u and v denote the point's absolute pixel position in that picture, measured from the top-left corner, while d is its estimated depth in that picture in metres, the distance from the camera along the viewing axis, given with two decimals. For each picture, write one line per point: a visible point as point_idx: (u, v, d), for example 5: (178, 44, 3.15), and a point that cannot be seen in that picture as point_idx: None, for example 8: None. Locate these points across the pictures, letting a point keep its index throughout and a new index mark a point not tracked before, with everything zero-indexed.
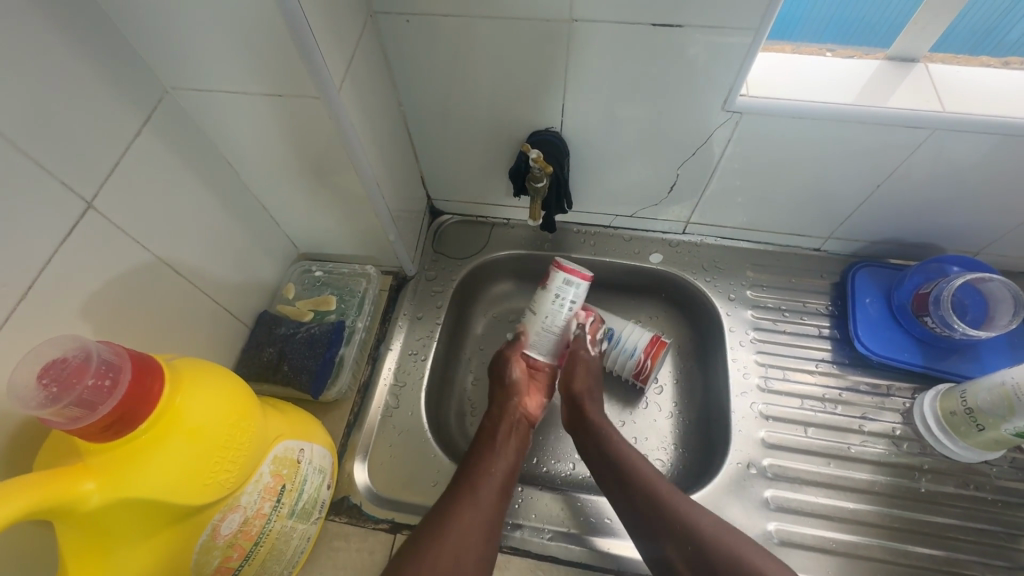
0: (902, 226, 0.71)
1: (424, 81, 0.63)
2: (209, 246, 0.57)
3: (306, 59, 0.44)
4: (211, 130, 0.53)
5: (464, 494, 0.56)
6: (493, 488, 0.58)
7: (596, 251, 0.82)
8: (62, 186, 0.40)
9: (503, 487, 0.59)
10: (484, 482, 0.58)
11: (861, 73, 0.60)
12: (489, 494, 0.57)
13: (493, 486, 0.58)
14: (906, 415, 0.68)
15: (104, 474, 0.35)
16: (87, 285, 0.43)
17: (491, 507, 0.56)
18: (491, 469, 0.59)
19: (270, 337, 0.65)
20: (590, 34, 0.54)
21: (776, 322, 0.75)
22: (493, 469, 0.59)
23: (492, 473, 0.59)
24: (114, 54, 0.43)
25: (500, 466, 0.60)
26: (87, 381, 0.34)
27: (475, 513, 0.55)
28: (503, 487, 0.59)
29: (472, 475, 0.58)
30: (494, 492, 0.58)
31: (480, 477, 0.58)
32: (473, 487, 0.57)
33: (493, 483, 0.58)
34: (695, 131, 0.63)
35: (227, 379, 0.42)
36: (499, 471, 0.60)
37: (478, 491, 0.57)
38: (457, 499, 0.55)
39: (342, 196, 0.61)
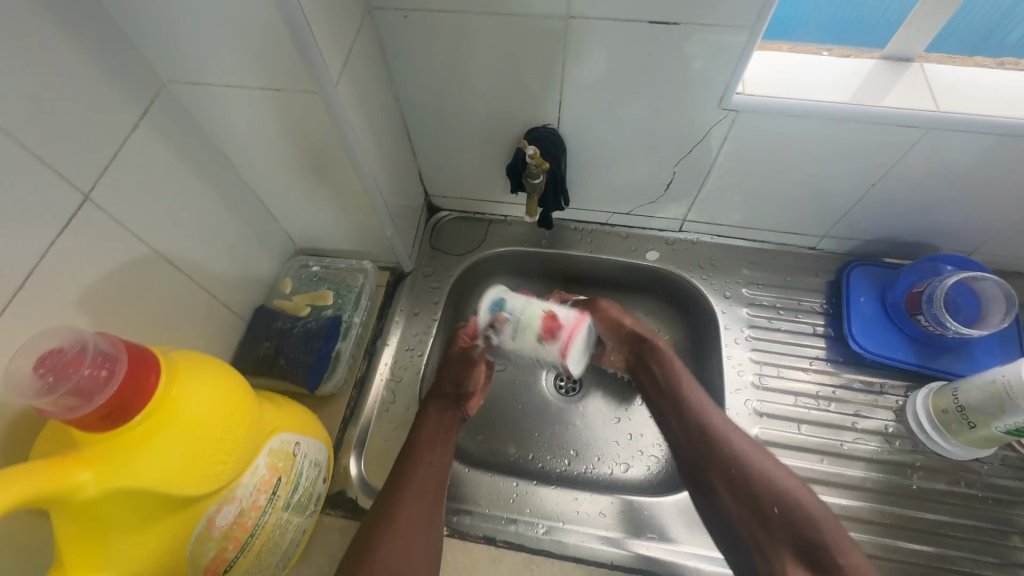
0: (896, 225, 0.72)
1: (421, 77, 0.63)
2: (206, 240, 0.57)
3: (302, 53, 0.44)
4: (209, 125, 0.54)
5: (401, 487, 0.55)
6: (428, 477, 0.56)
7: (592, 248, 0.82)
8: (58, 179, 0.41)
9: (439, 475, 0.57)
10: (419, 472, 0.56)
11: (857, 71, 0.60)
12: (423, 484, 0.56)
13: (429, 474, 0.57)
14: (899, 412, 0.68)
15: (99, 463, 0.35)
16: (84, 277, 0.44)
17: (428, 496, 0.55)
18: (427, 458, 0.58)
19: (268, 331, 0.65)
20: (588, 31, 0.54)
21: (770, 320, 0.75)
22: (426, 458, 0.58)
23: (427, 463, 0.57)
24: (111, 47, 0.44)
25: (433, 454, 0.59)
26: (82, 370, 0.34)
27: (412, 504, 0.54)
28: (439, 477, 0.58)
29: (406, 467, 0.56)
30: (430, 480, 0.56)
31: (415, 468, 0.56)
32: (408, 478, 0.55)
33: (429, 470, 0.57)
34: (692, 129, 0.64)
35: (223, 372, 0.42)
36: (435, 458, 0.58)
37: (412, 482, 0.55)
38: (392, 493, 0.54)
39: (339, 191, 0.61)
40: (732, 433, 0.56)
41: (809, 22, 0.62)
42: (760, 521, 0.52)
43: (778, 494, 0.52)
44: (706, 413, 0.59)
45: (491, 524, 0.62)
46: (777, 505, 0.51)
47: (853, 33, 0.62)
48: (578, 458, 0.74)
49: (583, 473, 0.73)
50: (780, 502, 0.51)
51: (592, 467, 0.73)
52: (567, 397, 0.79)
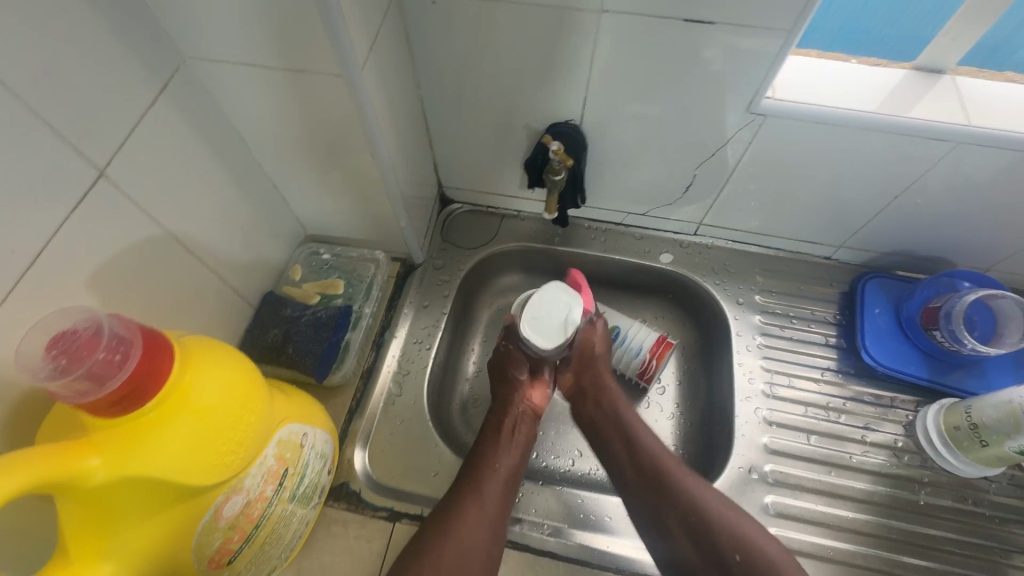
0: (914, 238, 0.71)
1: (445, 65, 0.61)
2: (219, 223, 0.56)
3: (330, 34, 0.42)
4: (227, 104, 0.52)
5: (475, 490, 0.56)
6: (500, 484, 0.57)
7: (605, 248, 0.81)
8: (74, 153, 0.39)
9: (510, 484, 0.58)
10: (493, 479, 0.57)
11: (886, 82, 0.59)
12: (495, 492, 0.56)
13: (500, 483, 0.57)
14: (908, 427, 0.68)
15: (109, 450, 0.34)
16: (94, 256, 0.42)
17: (497, 506, 0.55)
18: (502, 465, 0.59)
19: (276, 318, 0.64)
20: (620, 26, 0.53)
21: (782, 328, 0.75)
22: (501, 466, 0.59)
23: (498, 471, 0.58)
24: (131, 17, 0.42)
25: (507, 464, 0.59)
26: (97, 354, 0.33)
27: (483, 511, 0.54)
28: (507, 488, 0.58)
29: (481, 470, 0.58)
30: (500, 490, 0.57)
31: (487, 476, 0.57)
32: (482, 484, 0.56)
33: (501, 480, 0.58)
34: (717, 132, 0.62)
35: (236, 360, 0.41)
36: (508, 466, 0.59)
37: (486, 489, 0.56)
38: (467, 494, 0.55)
39: (355, 179, 0.60)
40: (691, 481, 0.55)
41: (841, 29, 0.59)
42: (691, 544, 0.52)
43: (740, 543, 0.49)
44: (670, 471, 0.56)
45: None
46: (739, 553, 0.49)
47: (881, 46, 0.60)
48: (582, 459, 0.73)
49: (587, 474, 0.73)
50: (742, 550, 0.49)
51: (595, 469, 0.73)
52: None
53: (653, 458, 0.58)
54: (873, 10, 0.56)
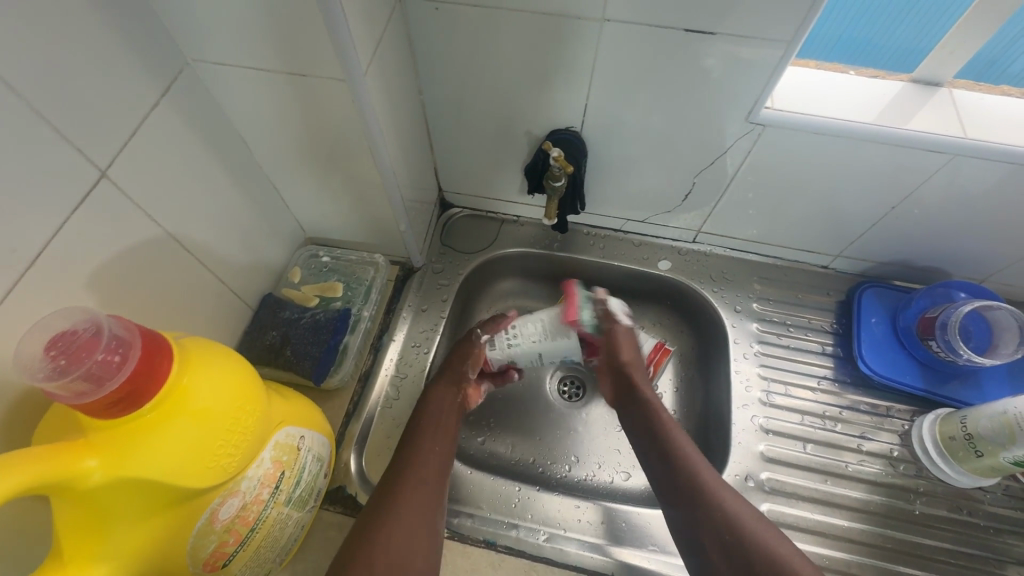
0: (911, 249, 0.72)
1: (446, 71, 0.62)
2: (220, 225, 0.56)
3: (334, 38, 0.42)
4: (229, 107, 0.52)
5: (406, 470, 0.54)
6: (435, 461, 0.56)
7: (604, 254, 0.81)
8: (76, 154, 0.39)
9: (443, 462, 0.57)
10: (425, 457, 0.56)
11: (884, 93, 0.59)
12: (430, 470, 0.55)
13: (434, 461, 0.56)
14: (904, 436, 0.68)
15: (107, 451, 0.34)
16: (95, 257, 0.42)
17: (434, 480, 0.54)
18: (432, 443, 0.58)
19: (274, 321, 0.64)
20: (621, 35, 0.53)
21: (780, 336, 0.75)
22: (432, 444, 0.58)
23: (431, 450, 0.57)
24: (136, 20, 0.42)
25: (437, 443, 0.58)
26: (96, 356, 0.33)
27: (419, 487, 0.53)
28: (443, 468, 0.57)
29: (413, 451, 0.56)
30: (436, 468, 0.56)
31: (419, 457, 0.56)
32: (415, 465, 0.55)
33: (434, 456, 0.57)
34: (716, 140, 0.63)
35: (235, 363, 0.41)
36: (440, 444, 0.58)
37: (421, 469, 0.55)
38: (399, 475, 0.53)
39: (355, 182, 0.60)
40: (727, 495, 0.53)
41: (843, 33, 0.59)
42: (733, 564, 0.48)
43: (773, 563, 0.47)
44: (703, 478, 0.55)
45: (493, 529, 0.61)
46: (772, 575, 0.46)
47: (878, 54, 0.61)
48: (579, 464, 0.74)
49: (584, 479, 0.73)
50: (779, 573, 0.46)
51: (592, 475, 0.74)
52: (571, 402, 0.79)
53: (686, 476, 0.55)
54: (871, 20, 0.57)
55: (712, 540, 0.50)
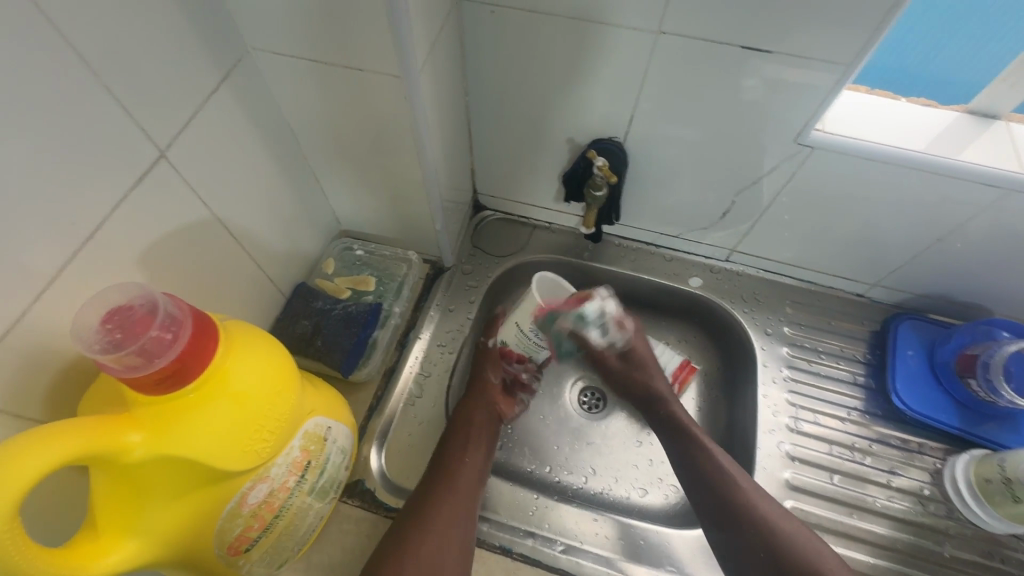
0: (952, 283, 0.70)
1: (494, 73, 0.62)
2: (263, 212, 0.56)
3: (395, 35, 0.43)
4: (282, 96, 0.53)
5: (442, 485, 0.57)
6: (470, 477, 0.59)
7: (635, 267, 0.81)
8: (138, 133, 0.40)
9: (476, 479, 0.60)
10: (462, 474, 0.59)
11: (936, 123, 0.58)
12: (464, 487, 0.58)
13: (468, 478, 0.59)
14: (935, 475, 0.66)
15: (150, 426, 0.34)
16: (147, 235, 0.43)
17: (466, 499, 0.57)
18: (469, 460, 0.61)
19: (306, 309, 0.64)
20: (675, 48, 0.53)
21: (811, 363, 0.73)
22: (468, 461, 0.60)
23: (466, 468, 0.60)
24: (204, 5, 0.43)
25: (471, 462, 0.60)
26: (150, 332, 0.33)
27: (453, 504, 0.56)
28: (477, 482, 0.60)
29: (451, 468, 0.59)
30: (470, 485, 0.58)
31: (453, 472, 0.58)
32: (451, 481, 0.58)
33: (470, 472, 0.59)
34: (762, 160, 0.62)
35: (274, 349, 0.42)
36: (476, 462, 0.61)
37: (455, 485, 0.58)
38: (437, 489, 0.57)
39: (397, 178, 0.61)
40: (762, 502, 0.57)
41: (891, 64, 0.58)
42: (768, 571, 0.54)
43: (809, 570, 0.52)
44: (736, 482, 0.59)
45: (509, 535, 0.61)
46: None
47: (927, 88, 0.60)
48: (595, 477, 0.73)
49: (599, 493, 0.73)
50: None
51: (608, 488, 0.73)
52: (590, 413, 0.78)
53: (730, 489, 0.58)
54: (903, 50, 0.57)
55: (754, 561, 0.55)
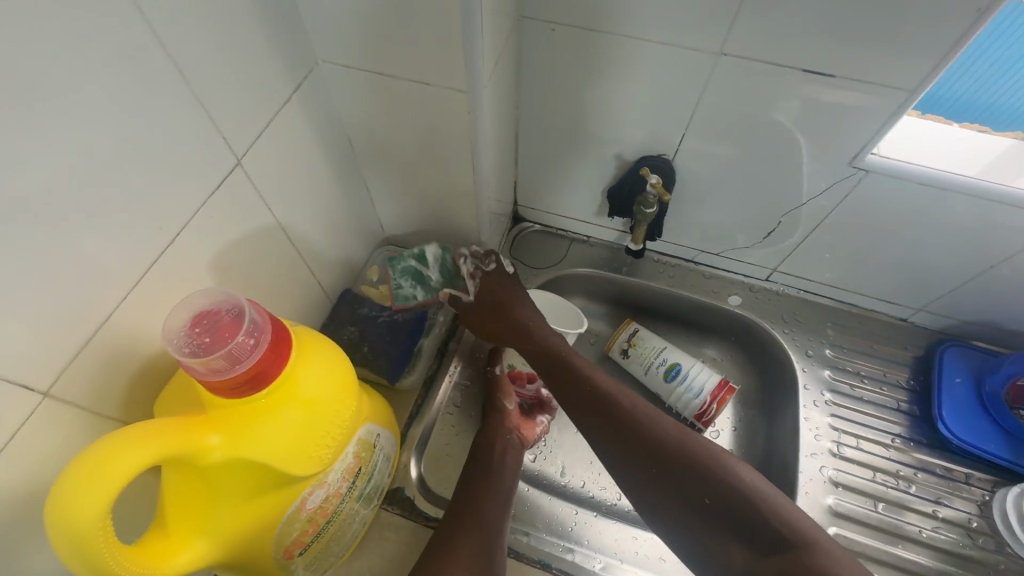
0: (1002, 312, 0.68)
1: (547, 89, 0.63)
2: (318, 219, 0.57)
3: (468, 51, 0.44)
4: (345, 106, 0.54)
5: (474, 506, 0.55)
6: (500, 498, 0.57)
7: (673, 283, 0.80)
8: (220, 142, 0.41)
9: (506, 501, 0.57)
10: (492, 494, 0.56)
11: (993, 149, 0.58)
12: (495, 510, 0.55)
13: (497, 501, 0.56)
14: (983, 507, 0.65)
15: (227, 429, 0.35)
16: (219, 241, 0.44)
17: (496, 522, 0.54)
18: (500, 481, 0.58)
19: (352, 316, 0.64)
20: (734, 69, 0.54)
21: (853, 388, 0.72)
22: (499, 481, 0.58)
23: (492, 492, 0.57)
24: (285, 19, 0.44)
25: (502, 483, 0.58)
26: (236, 337, 0.34)
27: (483, 525, 0.53)
28: (505, 509, 0.56)
29: (483, 487, 0.57)
30: (501, 508, 0.56)
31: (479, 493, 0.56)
32: (482, 502, 0.55)
33: (500, 493, 0.57)
34: (813, 182, 0.62)
35: (338, 356, 0.42)
36: (507, 483, 0.59)
37: (487, 507, 0.55)
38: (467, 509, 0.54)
39: (448, 188, 0.62)
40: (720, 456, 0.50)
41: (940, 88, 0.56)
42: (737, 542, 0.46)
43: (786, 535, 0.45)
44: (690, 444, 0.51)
45: (549, 550, 0.62)
46: None
47: (971, 113, 0.58)
48: (629, 493, 0.69)
49: (633, 510, 0.69)
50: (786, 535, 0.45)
51: None
52: None
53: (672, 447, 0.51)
54: (960, 80, 0.55)
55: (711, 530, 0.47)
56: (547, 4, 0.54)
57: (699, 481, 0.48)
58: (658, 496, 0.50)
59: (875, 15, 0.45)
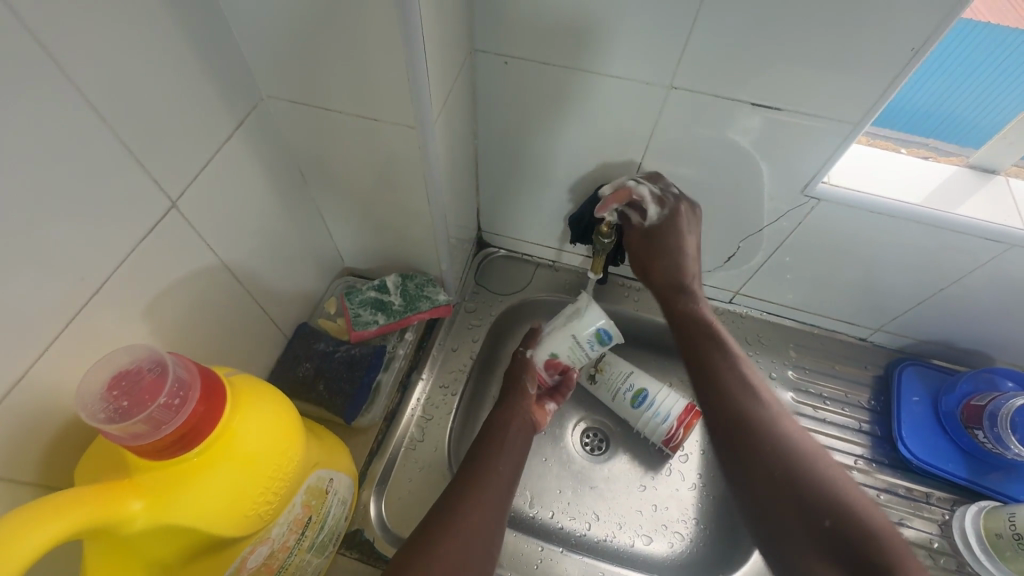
0: (955, 331, 0.70)
1: (504, 118, 0.63)
2: (269, 254, 0.56)
3: (414, 86, 0.43)
4: (295, 140, 0.53)
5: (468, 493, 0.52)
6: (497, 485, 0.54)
7: (638, 307, 0.81)
8: (152, 185, 0.39)
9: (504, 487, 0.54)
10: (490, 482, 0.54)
11: (936, 177, 0.59)
12: (492, 498, 0.52)
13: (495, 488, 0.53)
14: (943, 526, 0.65)
15: (153, 493, 0.33)
16: (156, 286, 0.42)
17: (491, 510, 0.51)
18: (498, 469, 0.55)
19: (307, 351, 0.62)
20: (685, 101, 0.54)
21: (817, 410, 0.73)
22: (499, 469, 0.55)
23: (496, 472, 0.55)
24: (225, 56, 0.43)
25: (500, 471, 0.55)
26: (158, 400, 0.32)
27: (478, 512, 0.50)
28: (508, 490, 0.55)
29: (479, 475, 0.54)
30: (498, 496, 0.53)
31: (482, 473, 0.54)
32: (478, 489, 0.52)
33: (499, 481, 0.54)
34: (768, 208, 0.63)
35: (280, 403, 0.40)
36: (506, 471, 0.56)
37: (483, 494, 0.52)
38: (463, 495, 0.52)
39: (406, 219, 0.61)
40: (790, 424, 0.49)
41: (905, 104, 0.57)
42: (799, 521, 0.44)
43: (834, 507, 0.43)
44: (744, 401, 0.51)
45: None
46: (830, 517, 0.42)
47: (939, 128, 0.58)
48: (598, 523, 0.72)
49: (602, 540, 0.71)
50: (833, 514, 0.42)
51: (612, 535, 0.71)
52: (593, 456, 0.77)
53: (750, 400, 0.51)
54: (925, 91, 0.55)
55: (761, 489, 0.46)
56: (499, 37, 0.54)
57: (758, 452, 0.47)
58: (725, 462, 0.49)
59: (814, 52, 0.47)
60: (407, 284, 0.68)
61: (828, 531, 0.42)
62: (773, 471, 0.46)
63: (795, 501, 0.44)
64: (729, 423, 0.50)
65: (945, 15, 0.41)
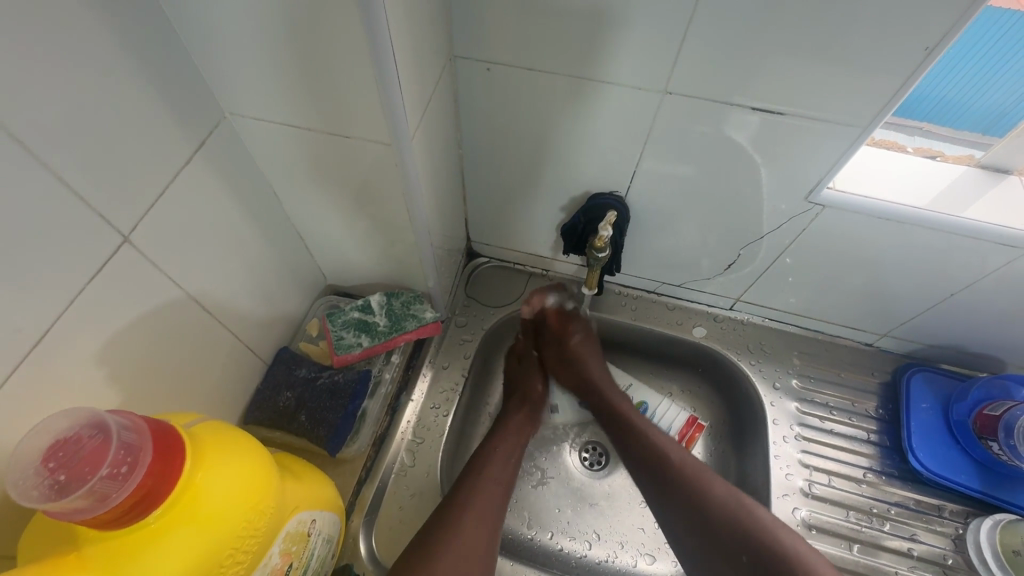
0: (966, 336, 0.67)
1: (489, 126, 0.59)
2: (242, 281, 0.52)
3: (385, 101, 0.40)
4: (263, 158, 0.50)
5: (469, 503, 0.54)
6: (493, 493, 0.56)
7: (636, 317, 0.78)
8: (98, 220, 0.36)
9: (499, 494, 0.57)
10: (484, 491, 0.56)
11: (946, 178, 0.56)
12: (486, 507, 0.55)
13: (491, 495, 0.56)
14: (957, 541, 0.63)
15: (104, 569, 0.30)
16: (111, 327, 0.39)
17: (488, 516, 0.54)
18: (493, 480, 0.58)
19: (288, 379, 0.59)
20: (679, 106, 0.51)
21: (823, 420, 0.70)
22: (493, 477, 0.58)
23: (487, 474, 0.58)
24: (177, 73, 0.40)
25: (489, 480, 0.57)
26: (100, 471, 0.29)
27: (477, 519, 0.53)
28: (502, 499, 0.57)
29: (474, 481, 0.57)
30: (492, 505, 0.55)
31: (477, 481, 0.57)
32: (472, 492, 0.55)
33: (494, 490, 0.57)
34: (768, 215, 0.60)
35: (249, 449, 0.37)
36: (499, 480, 0.58)
37: (476, 498, 0.55)
38: (460, 507, 0.54)
39: (389, 236, 0.57)
40: (714, 483, 0.55)
41: (920, 97, 0.53)
42: (729, 558, 0.51)
43: (748, 543, 0.51)
44: (709, 485, 0.55)
45: None
46: (746, 553, 0.51)
47: (962, 119, 0.54)
48: (600, 544, 0.69)
49: (603, 561, 0.68)
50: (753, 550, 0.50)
51: (613, 556, 0.69)
52: (592, 472, 0.74)
53: (719, 500, 0.54)
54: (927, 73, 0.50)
55: (715, 536, 0.53)
56: (480, 42, 0.50)
57: (686, 506, 0.55)
58: (666, 518, 0.57)
59: (817, 54, 0.43)
60: (392, 302, 0.65)
61: (747, 562, 0.50)
62: (707, 518, 0.54)
63: (718, 543, 0.52)
64: (661, 475, 0.58)
65: (956, 15, 0.38)
